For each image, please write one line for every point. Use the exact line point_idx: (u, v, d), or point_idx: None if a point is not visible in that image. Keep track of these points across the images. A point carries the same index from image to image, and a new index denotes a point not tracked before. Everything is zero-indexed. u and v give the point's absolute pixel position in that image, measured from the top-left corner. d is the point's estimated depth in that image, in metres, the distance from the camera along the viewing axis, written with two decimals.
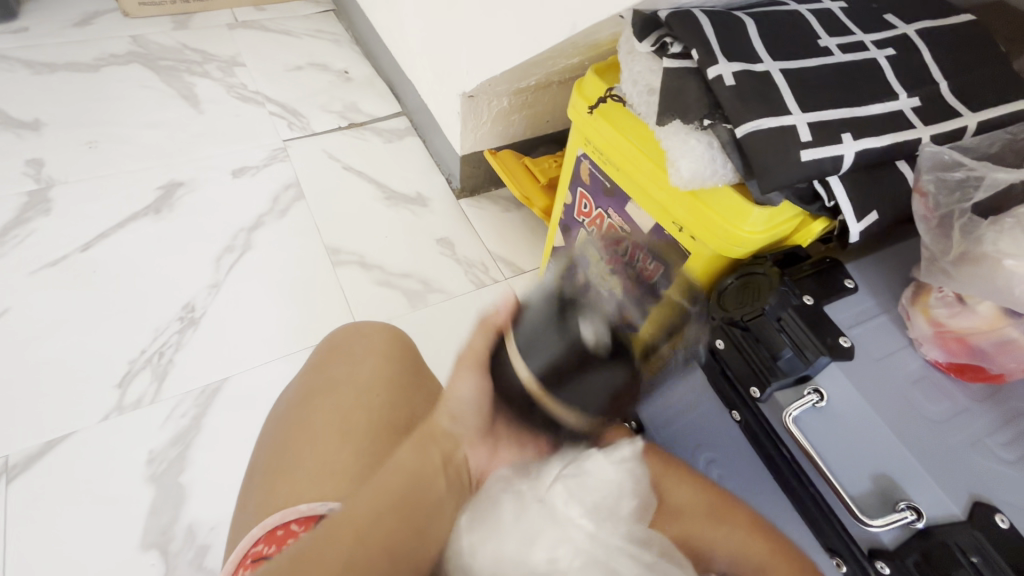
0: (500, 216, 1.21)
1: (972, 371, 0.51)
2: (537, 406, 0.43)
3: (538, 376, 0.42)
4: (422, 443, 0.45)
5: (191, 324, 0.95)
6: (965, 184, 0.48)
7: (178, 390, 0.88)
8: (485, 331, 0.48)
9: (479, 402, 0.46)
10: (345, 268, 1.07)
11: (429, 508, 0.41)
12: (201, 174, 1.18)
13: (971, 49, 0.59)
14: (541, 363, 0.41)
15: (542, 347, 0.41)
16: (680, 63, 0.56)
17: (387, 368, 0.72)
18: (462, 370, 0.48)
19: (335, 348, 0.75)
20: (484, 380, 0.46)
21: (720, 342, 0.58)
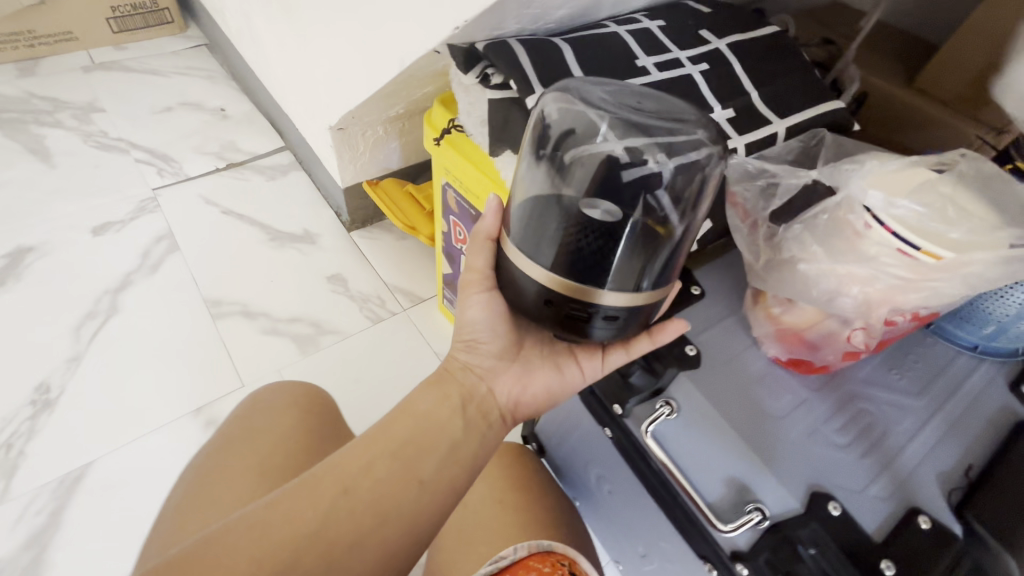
0: (395, 244, 1.16)
1: (806, 364, 0.53)
2: (553, 304, 0.44)
3: (553, 270, 0.43)
4: (442, 380, 0.51)
5: (46, 407, 0.86)
6: (768, 190, 0.54)
7: (32, 483, 0.79)
8: (480, 243, 0.50)
9: (489, 320, 0.50)
10: (227, 319, 1.01)
11: (442, 440, 0.46)
12: (55, 235, 1.08)
13: (778, 60, 0.63)
14: (554, 256, 0.43)
15: (547, 243, 0.44)
16: (502, 94, 0.56)
17: (298, 422, 0.70)
18: (471, 293, 0.51)
19: (261, 399, 0.73)
20: (493, 299, 0.50)
21: None
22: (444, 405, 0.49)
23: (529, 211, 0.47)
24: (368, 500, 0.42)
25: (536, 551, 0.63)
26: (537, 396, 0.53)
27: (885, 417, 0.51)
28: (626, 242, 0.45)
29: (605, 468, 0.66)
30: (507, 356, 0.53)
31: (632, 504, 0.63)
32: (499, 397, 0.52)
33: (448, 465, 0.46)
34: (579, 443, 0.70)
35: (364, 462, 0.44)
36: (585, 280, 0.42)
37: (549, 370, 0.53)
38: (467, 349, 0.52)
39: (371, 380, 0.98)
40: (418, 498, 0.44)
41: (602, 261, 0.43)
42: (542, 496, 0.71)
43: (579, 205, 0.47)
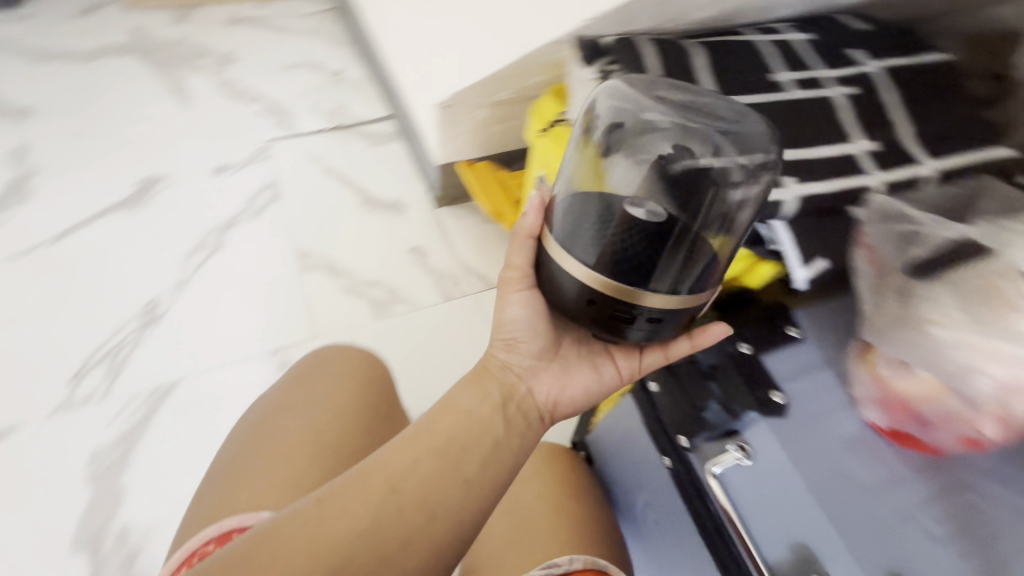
0: (478, 226, 1.17)
1: (908, 439, 0.46)
2: (595, 301, 0.45)
3: (594, 268, 0.44)
4: (481, 376, 0.50)
5: (150, 323, 0.95)
6: (906, 239, 0.48)
7: (130, 387, 0.88)
8: (520, 240, 0.51)
9: (530, 319, 0.50)
10: (313, 273, 1.06)
11: (484, 438, 0.46)
12: (181, 170, 1.18)
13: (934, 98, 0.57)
14: (592, 250, 0.44)
15: (584, 240, 0.45)
16: (618, 90, 0.54)
17: (350, 397, 0.71)
18: (509, 293, 0.51)
19: (321, 362, 0.74)
20: (533, 296, 0.51)
21: (653, 385, 0.58)
22: (485, 403, 0.48)
23: (574, 205, 0.48)
24: (416, 500, 0.41)
25: (592, 568, 0.60)
26: (574, 397, 0.53)
27: (999, 519, 0.42)
28: (673, 245, 0.45)
29: (653, 497, 0.63)
30: (545, 355, 0.52)
31: (678, 542, 0.60)
32: (539, 396, 0.51)
33: (491, 465, 0.45)
34: (632, 466, 0.67)
35: (410, 461, 0.43)
36: (628, 280, 0.43)
37: (586, 371, 0.53)
38: (506, 347, 0.51)
39: (432, 355, 1.00)
40: (463, 498, 0.43)
41: (647, 262, 0.44)
42: (593, 510, 0.68)
43: (624, 202, 0.48)
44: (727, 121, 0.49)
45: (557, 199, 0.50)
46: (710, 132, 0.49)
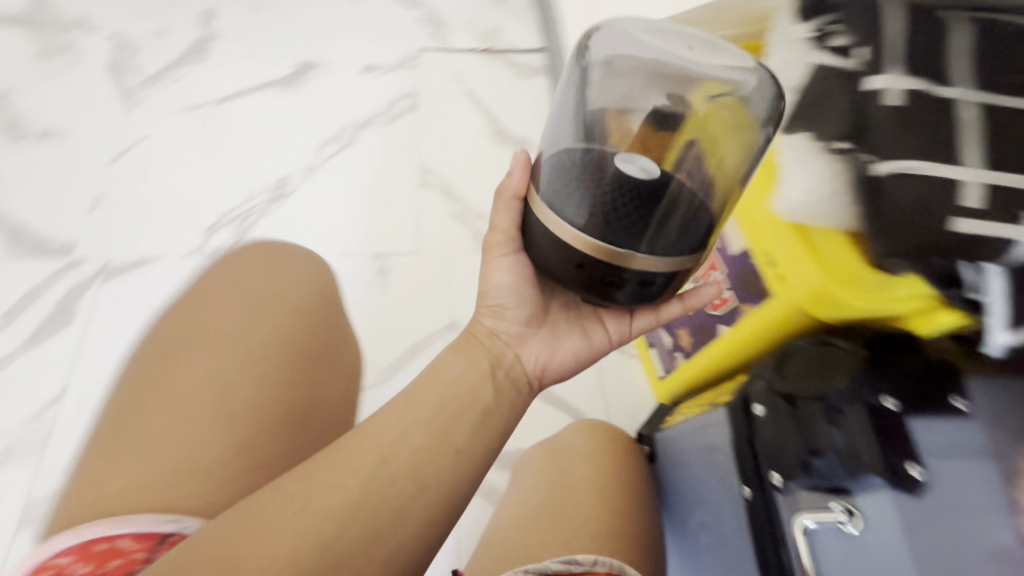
0: None
1: None
2: (586, 263, 0.45)
3: (585, 229, 0.44)
4: (466, 345, 0.51)
5: (278, 199, 1.02)
6: None
7: None
8: (507, 202, 0.50)
9: (515, 285, 0.51)
10: (429, 190, 1.07)
11: (474, 407, 0.47)
12: (335, 61, 1.22)
13: None
14: (579, 210, 0.44)
15: (569, 199, 0.45)
16: (834, 61, 0.43)
17: (286, 320, 0.59)
18: (497, 260, 0.52)
19: (268, 262, 0.63)
20: (519, 264, 0.51)
21: (759, 408, 0.49)
22: (474, 371, 0.49)
23: (562, 160, 0.47)
24: (406, 471, 0.41)
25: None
26: (564, 362, 0.54)
27: None
28: (666, 209, 0.44)
29: (712, 520, 0.58)
30: (534, 322, 0.53)
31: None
32: (529, 363, 0.53)
33: (479, 432, 0.46)
34: (697, 482, 0.61)
35: (399, 432, 0.43)
36: (615, 241, 0.43)
37: (575, 335, 0.55)
38: (493, 315, 0.52)
39: None
40: (453, 467, 0.43)
41: (643, 224, 0.43)
42: (643, 520, 0.60)
43: (614, 159, 0.45)
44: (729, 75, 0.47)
45: (543, 157, 0.49)
46: (709, 90, 0.48)
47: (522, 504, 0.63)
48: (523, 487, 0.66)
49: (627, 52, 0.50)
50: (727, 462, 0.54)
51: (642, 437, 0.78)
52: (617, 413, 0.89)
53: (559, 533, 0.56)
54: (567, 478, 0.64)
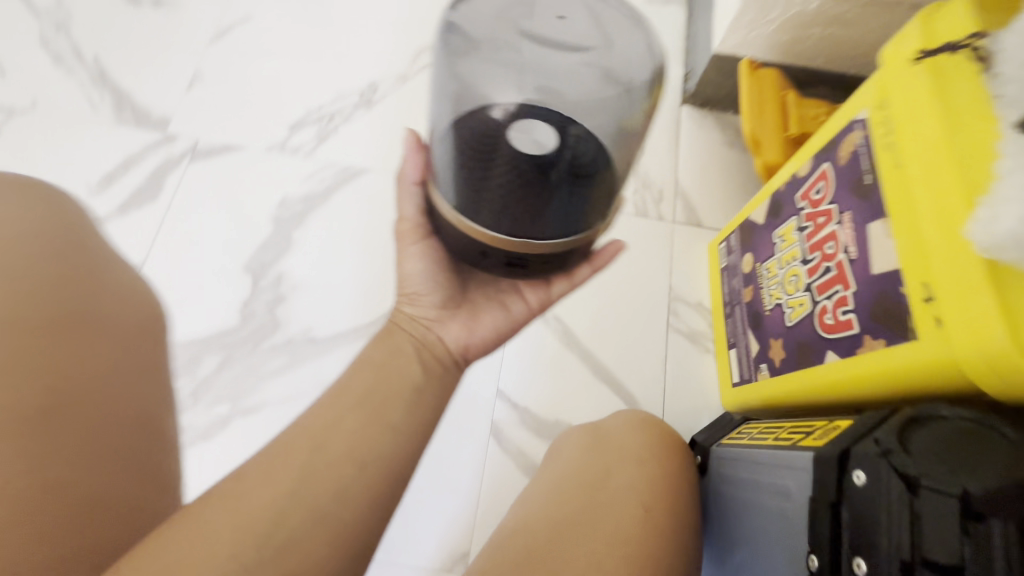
0: (716, 150, 0.96)
1: None
2: (490, 253, 0.41)
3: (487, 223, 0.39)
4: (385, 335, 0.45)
5: (366, 104, 0.96)
6: None
7: (328, 156, 0.92)
8: (406, 190, 0.45)
9: (429, 269, 0.46)
10: None
11: (405, 389, 0.42)
12: None
13: None
14: (480, 205, 0.40)
15: (466, 187, 0.40)
16: None
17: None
18: (406, 249, 0.46)
19: (15, 194, 0.50)
20: (430, 250, 0.46)
21: (858, 475, 0.40)
22: (399, 355, 0.44)
23: (449, 143, 0.43)
24: (341, 455, 0.38)
25: None
26: (485, 339, 0.48)
27: None
28: (568, 186, 0.41)
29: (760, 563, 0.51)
30: (450, 303, 0.47)
31: None
32: (450, 343, 0.47)
33: (414, 409, 0.42)
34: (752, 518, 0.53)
35: (330, 420, 0.39)
36: (522, 231, 0.39)
37: (494, 309, 0.48)
38: (408, 302, 0.47)
39: None
40: (394, 446, 0.40)
41: (549, 205, 0.40)
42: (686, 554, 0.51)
43: (508, 134, 0.43)
44: (582, 47, 0.52)
45: (438, 147, 0.45)
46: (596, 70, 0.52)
47: (546, 498, 0.54)
48: (553, 477, 0.58)
49: (524, 36, 0.52)
50: (803, 530, 0.45)
51: (696, 444, 0.71)
52: (677, 406, 0.80)
53: (583, 552, 0.47)
54: (607, 485, 0.54)
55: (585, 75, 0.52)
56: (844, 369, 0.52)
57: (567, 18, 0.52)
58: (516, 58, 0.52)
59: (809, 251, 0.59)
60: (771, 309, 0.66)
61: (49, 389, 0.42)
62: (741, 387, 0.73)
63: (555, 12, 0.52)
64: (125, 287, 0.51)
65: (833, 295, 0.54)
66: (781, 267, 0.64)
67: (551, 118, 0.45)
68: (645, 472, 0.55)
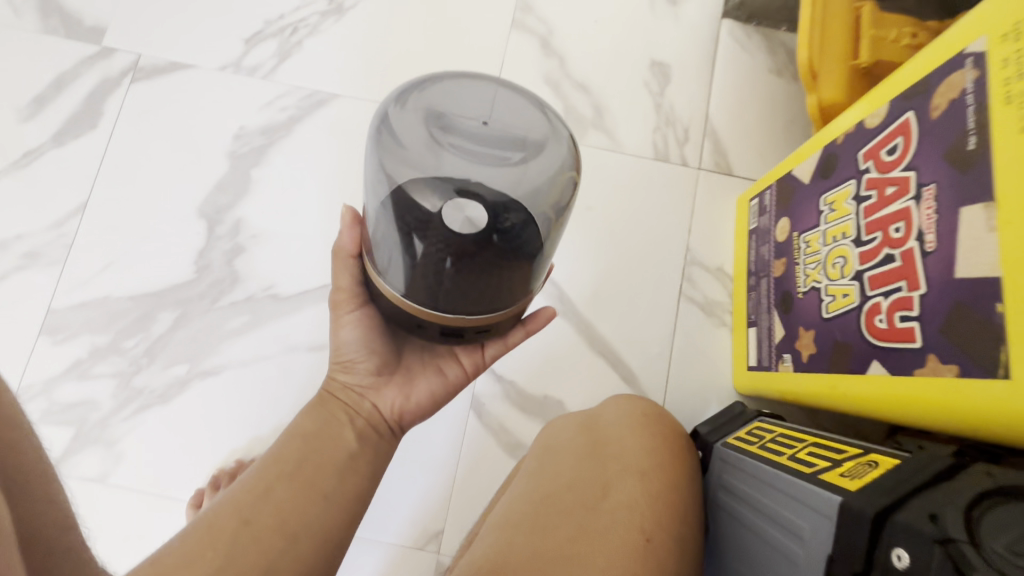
0: (760, 74, 0.78)
1: None
2: (422, 326, 0.38)
3: (416, 299, 0.37)
4: (320, 403, 0.42)
5: (335, 13, 0.80)
6: None
7: (291, 78, 0.78)
8: (341, 262, 0.41)
9: (368, 336, 0.42)
10: (524, 36, 0.80)
11: (337, 459, 0.40)
12: None
13: None
14: (412, 279, 0.37)
15: (395, 267, 0.38)
16: None
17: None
18: (339, 315, 0.42)
19: None
20: (369, 314, 0.42)
21: (901, 556, 0.32)
22: (332, 421, 0.41)
23: (382, 223, 0.39)
24: (271, 527, 0.36)
25: None
26: (424, 405, 0.44)
27: None
28: (508, 268, 0.37)
29: None
30: (387, 369, 0.43)
31: None
32: (386, 409, 0.43)
33: (350, 474, 0.40)
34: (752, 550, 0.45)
35: (262, 490, 0.37)
36: (452, 309, 0.37)
37: (431, 376, 0.44)
38: (341, 368, 0.43)
39: (602, 216, 0.75)
40: (331, 514, 0.38)
41: (487, 289, 0.37)
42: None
43: (439, 216, 0.36)
44: (513, 151, 0.41)
45: (373, 222, 0.40)
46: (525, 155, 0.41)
47: (513, 517, 0.47)
48: (537, 484, 0.50)
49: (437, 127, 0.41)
50: None
51: (698, 436, 0.62)
52: (681, 388, 0.71)
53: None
54: (603, 505, 0.46)
55: (494, 177, 0.39)
56: (893, 389, 0.42)
57: (494, 121, 0.41)
58: (421, 161, 0.39)
59: (866, 229, 0.46)
60: (806, 292, 0.54)
61: None
62: (758, 372, 0.63)
63: (478, 114, 0.41)
64: None
65: (892, 293, 0.43)
66: (825, 243, 0.51)
67: (478, 195, 0.38)
68: (645, 489, 0.47)
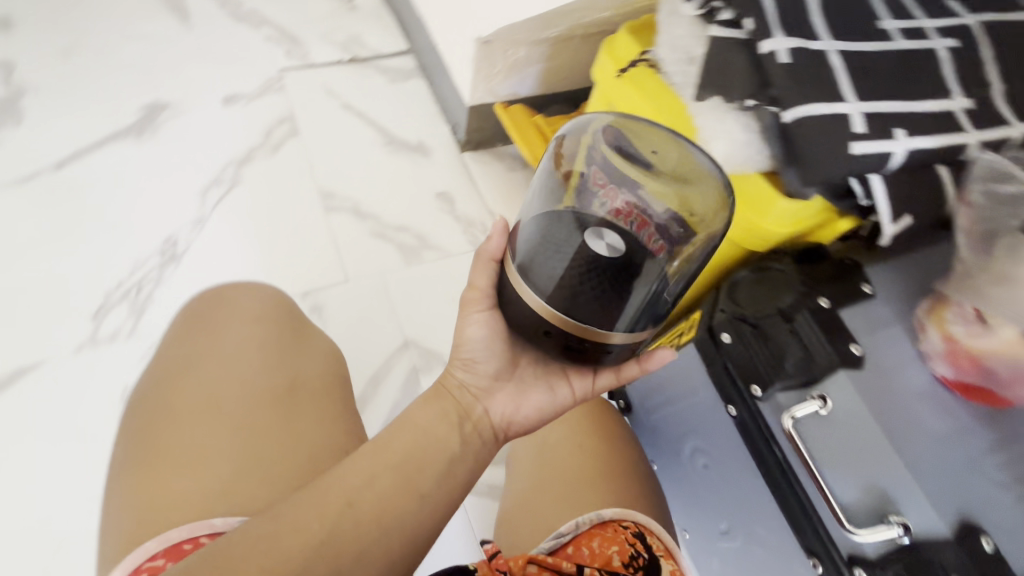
0: (505, 173, 1.14)
1: (977, 391, 0.49)
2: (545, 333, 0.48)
3: (549, 304, 0.47)
4: (436, 398, 0.53)
5: (171, 260, 0.91)
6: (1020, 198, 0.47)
7: (153, 327, 0.85)
8: (485, 263, 0.53)
9: (488, 339, 0.53)
10: (338, 213, 1.03)
11: (439, 455, 0.50)
12: (189, 98, 1.11)
13: None
14: (554, 288, 0.46)
15: (544, 275, 0.47)
16: (729, 32, 0.51)
17: (253, 338, 0.69)
18: (473, 313, 0.53)
19: (227, 309, 0.72)
20: (494, 321, 0.53)
21: (726, 335, 0.56)
22: (442, 423, 0.52)
23: (537, 231, 0.49)
24: (372, 515, 0.45)
25: (596, 523, 0.62)
26: (529, 416, 0.56)
27: None
28: (636, 285, 0.47)
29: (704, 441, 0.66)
30: (502, 376, 0.55)
31: (732, 482, 0.63)
32: (495, 415, 0.55)
33: (445, 480, 0.50)
34: (682, 412, 0.69)
35: (366, 479, 0.47)
36: (587, 321, 0.46)
37: (542, 390, 0.56)
38: (463, 366, 0.55)
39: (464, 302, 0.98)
40: (420, 511, 0.47)
41: (612, 300, 0.47)
42: (629, 462, 0.72)
43: (586, 235, 0.47)
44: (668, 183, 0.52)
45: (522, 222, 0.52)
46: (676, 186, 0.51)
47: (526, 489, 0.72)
48: (530, 465, 0.74)
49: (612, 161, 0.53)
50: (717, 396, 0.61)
51: (613, 394, 0.84)
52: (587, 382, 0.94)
53: (559, 498, 0.68)
54: (551, 448, 0.74)
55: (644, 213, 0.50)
56: None
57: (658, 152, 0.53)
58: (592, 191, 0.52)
59: None
60: None
61: (272, 388, 0.66)
62: None
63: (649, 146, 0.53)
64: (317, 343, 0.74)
65: None
66: None
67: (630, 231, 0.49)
68: (567, 428, 0.75)
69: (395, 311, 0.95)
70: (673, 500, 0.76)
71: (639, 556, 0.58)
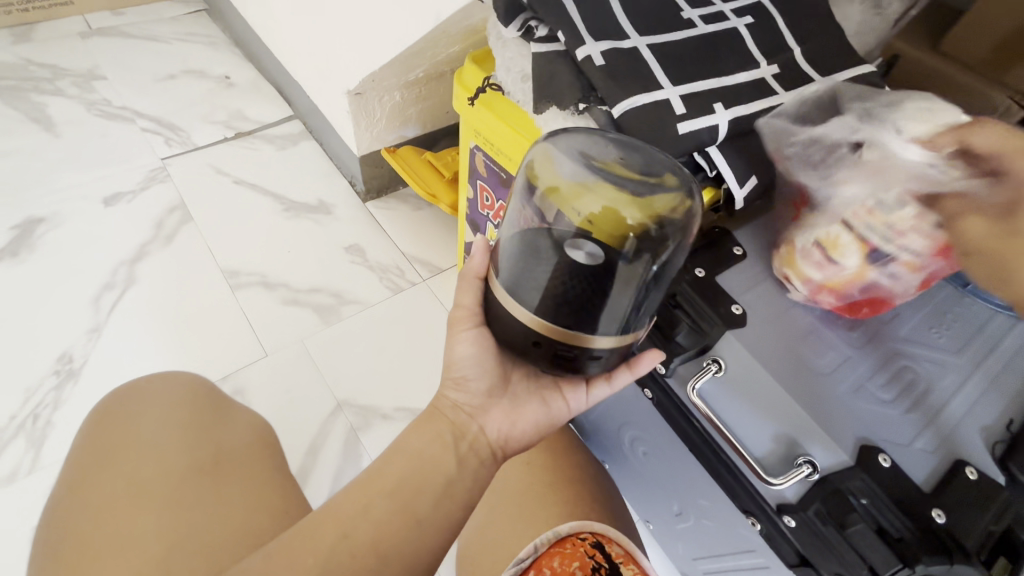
0: (412, 214, 1.15)
1: (866, 308, 0.53)
2: (536, 345, 0.45)
3: (536, 313, 0.44)
4: (431, 419, 0.51)
5: (70, 377, 0.86)
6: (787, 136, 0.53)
7: (59, 454, 0.79)
8: (468, 282, 0.51)
9: (478, 356, 0.50)
10: (246, 289, 1.00)
11: (436, 481, 0.48)
12: (67, 206, 1.06)
13: (810, 20, 0.63)
14: (535, 300, 0.44)
15: (527, 291, 0.44)
16: (548, 46, 0.57)
17: (173, 415, 0.62)
18: (460, 329, 0.50)
19: (138, 395, 0.64)
20: (484, 337, 0.50)
21: None
22: (437, 444, 0.49)
23: (515, 250, 0.48)
24: (367, 544, 0.44)
25: (554, 540, 0.61)
26: (525, 430, 0.54)
27: (928, 374, 0.51)
28: (616, 287, 0.45)
29: (638, 430, 0.67)
30: (495, 391, 0.52)
31: (670, 463, 0.63)
32: (491, 432, 0.52)
33: (443, 503, 0.48)
34: (611, 407, 0.70)
35: (362, 507, 0.46)
36: (577, 327, 0.43)
37: (537, 404, 0.54)
38: (455, 386, 0.51)
39: (392, 349, 0.97)
40: (416, 538, 0.45)
41: (595, 305, 0.44)
42: (575, 468, 0.71)
43: (567, 244, 0.47)
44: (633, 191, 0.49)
45: (502, 242, 0.51)
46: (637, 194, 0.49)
47: (481, 519, 0.70)
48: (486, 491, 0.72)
49: (575, 171, 0.50)
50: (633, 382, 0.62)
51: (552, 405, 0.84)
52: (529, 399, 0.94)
53: (516, 522, 0.66)
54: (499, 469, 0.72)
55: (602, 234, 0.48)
56: None
57: (620, 157, 0.50)
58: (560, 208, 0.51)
59: None
60: None
61: (196, 462, 0.58)
62: None
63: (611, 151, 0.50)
64: (245, 411, 0.68)
65: None
66: None
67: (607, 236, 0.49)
68: None
69: (323, 375, 0.92)
70: (627, 494, 0.80)
71: (600, 567, 0.56)
